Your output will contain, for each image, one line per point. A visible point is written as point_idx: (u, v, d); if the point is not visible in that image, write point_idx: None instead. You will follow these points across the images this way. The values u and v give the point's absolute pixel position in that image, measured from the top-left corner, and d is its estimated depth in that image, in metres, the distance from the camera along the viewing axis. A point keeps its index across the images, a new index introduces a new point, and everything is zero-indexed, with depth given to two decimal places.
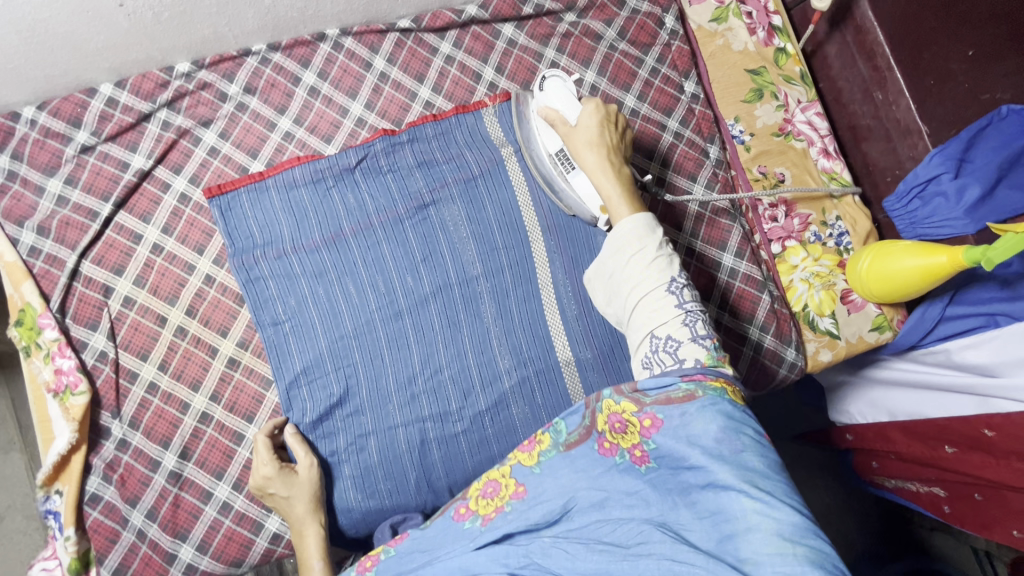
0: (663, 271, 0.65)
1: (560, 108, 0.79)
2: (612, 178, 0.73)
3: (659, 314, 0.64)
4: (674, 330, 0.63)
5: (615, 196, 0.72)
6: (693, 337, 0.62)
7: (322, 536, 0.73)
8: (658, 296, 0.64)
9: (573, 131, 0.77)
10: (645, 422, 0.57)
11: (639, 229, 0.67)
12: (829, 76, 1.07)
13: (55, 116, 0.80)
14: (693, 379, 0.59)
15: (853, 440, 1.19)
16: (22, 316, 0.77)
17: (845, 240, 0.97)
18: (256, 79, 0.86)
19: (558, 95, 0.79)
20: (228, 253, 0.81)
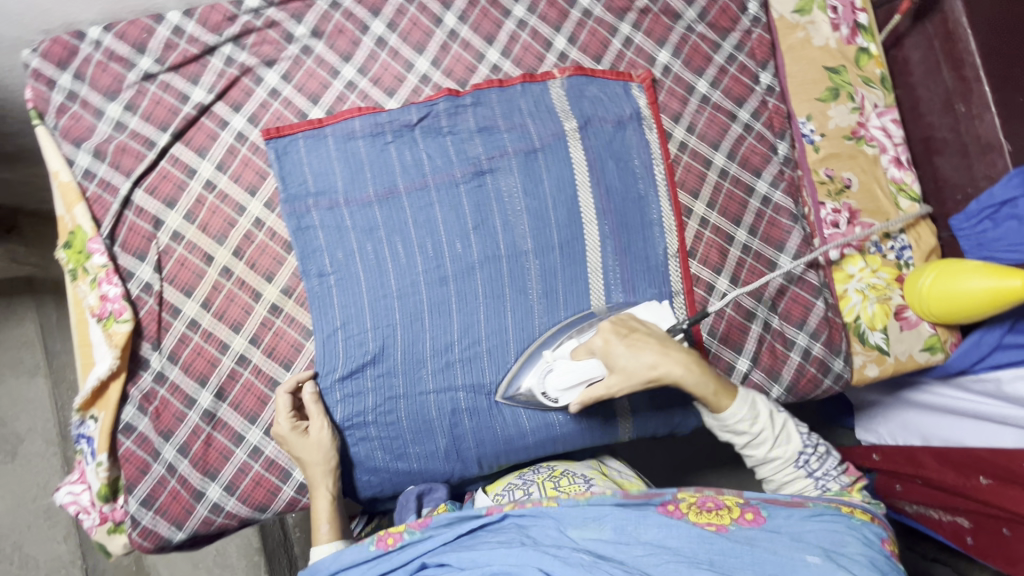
0: (790, 450, 0.76)
1: (583, 387, 0.76)
2: (687, 365, 0.74)
3: (795, 478, 0.76)
4: (809, 489, 0.75)
5: (694, 373, 0.73)
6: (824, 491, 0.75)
7: (330, 501, 0.73)
8: (789, 469, 0.76)
9: (623, 377, 0.73)
10: (747, 512, 0.63)
11: (749, 404, 0.75)
12: (908, 82, 1.01)
13: (121, 40, 0.79)
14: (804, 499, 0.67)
15: (880, 460, 1.17)
16: (72, 239, 0.76)
17: (906, 254, 0.93)
18: (325, 23, 0.83)
19: (569, 387, 0.76)
20: (281, 197, 0.79)
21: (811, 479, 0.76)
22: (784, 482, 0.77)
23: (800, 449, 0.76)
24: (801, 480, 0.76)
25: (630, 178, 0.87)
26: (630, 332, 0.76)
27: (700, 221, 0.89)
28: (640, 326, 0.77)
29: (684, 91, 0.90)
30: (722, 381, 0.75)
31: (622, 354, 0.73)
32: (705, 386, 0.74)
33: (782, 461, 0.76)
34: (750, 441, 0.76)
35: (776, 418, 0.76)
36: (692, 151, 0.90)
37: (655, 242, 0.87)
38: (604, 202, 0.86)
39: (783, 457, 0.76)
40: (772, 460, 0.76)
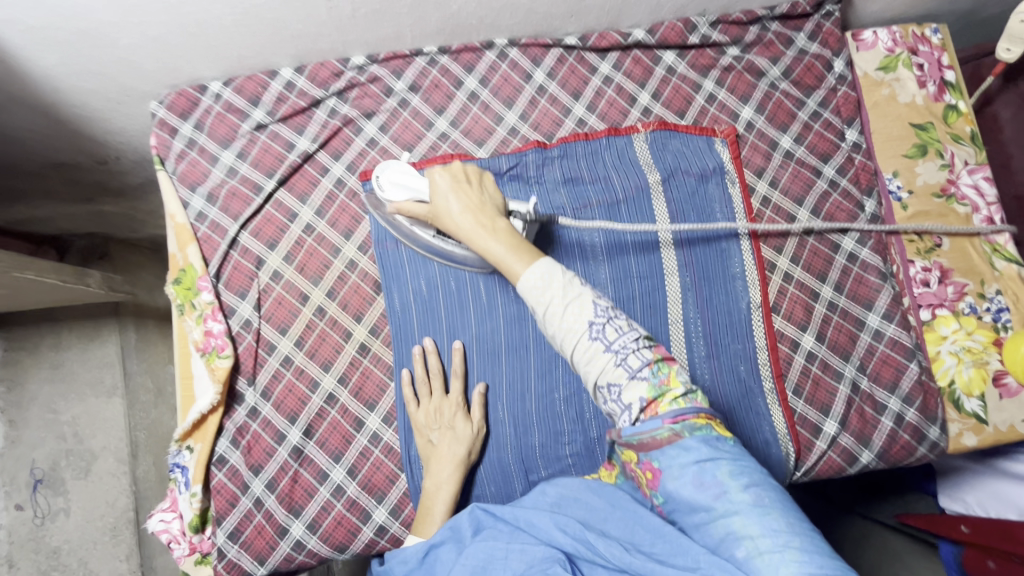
0: (581, 315, 0.58)
1: (409, 194, 0.73)
2: (496, 228, 0.66)
3: (590, 357, 0.57)
4: (610, 367, 0.57)
5: (498, 241, 0.65)
6: (630, 369, 0.56)
7: (452, 499, 0.73)
8: (584, 346, 0.58)
9: (437, 219, 0.71)
10: (648, 473, 0.57)
11: (543, 270, 0.60)
12: (998, 140, 0.99)
13: (238, 93, 0.85)
14: (676, 419, 0.54)
15: (969, 533, 1.06)
16: (182, 276, 0.81)
17: (1004, 316, 0.88)
18: (422, 78, 0.88)
19: (399, 185, 0.73)
20: (374, 239, 0.83)
21: (610, 355, 0.57)
22: (582, 365, 0.58)
23: (591, 320, 0.58)
24: (599, 359, 0.57)
25: (712, 231, 0.87)
26: (472, 181, 0.72)
27: (784, 276, 0.87)
28: (487, 186, 0.72)
29: (768, 146, 0.91)
30: (522, 246, 0.64)
31: (445, 193, 0.70)
32: (499, 251, 0.64)
33: (575, 334, 0.58)
34: (541, 316, 0.60)
35: (570, 290, 0.59)
36: (776, 206, 0.90)
37: (738, 295, 0.86)
38: (685, 253, 0.86)
39: (572, 322, 0.58)
40: (565, 332, 0.59)
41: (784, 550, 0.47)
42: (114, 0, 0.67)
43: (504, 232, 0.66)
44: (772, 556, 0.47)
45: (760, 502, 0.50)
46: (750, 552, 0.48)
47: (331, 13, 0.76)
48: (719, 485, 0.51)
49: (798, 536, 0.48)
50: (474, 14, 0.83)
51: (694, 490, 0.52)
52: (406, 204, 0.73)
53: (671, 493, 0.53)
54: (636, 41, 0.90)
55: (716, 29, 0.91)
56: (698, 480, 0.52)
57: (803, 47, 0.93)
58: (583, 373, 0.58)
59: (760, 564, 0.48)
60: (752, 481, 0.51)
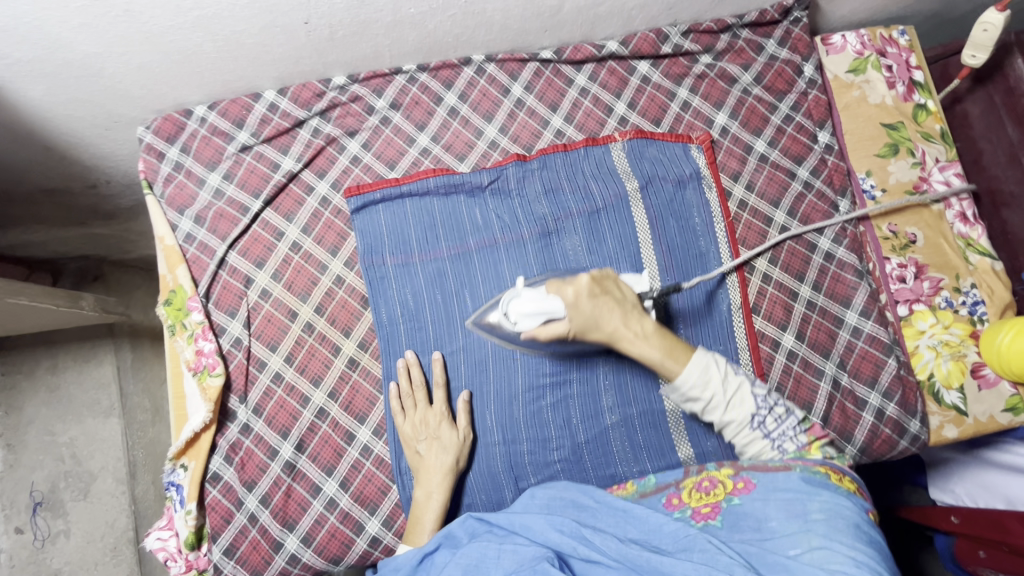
0: (743, 407, 0.66)
1: (543, 319, 0.69)
2: (642, 330, 0.67)
3: (749, 441, 0.66)
4: (767, 451, 0.66)
5: (651, 341, 0.67)
6: (783, 451, 0.65)
7: (442, 507, 0.74)
8: (742, 431, 0.67)
9: (583, 337, 0.68)
10: (738, 484, 0.64)
11: (702, 367, 0.66)
12: (969, 135, 1.01)
13: (222, 116, 0.87)
14: (796, 461, 0.64)
15: (958, 524, 1.08)
16: (172, 297, 0.83)
17: (979, 309, 0.90)
18: (402, 96, 0.90)
19: (531, 314, 0.69)
20: (359, 254, 0.84)
21: (768, 440, 0.66)
22: (742, 446, 0.67)
23: (754, 411, 0.66)
24: (756, 442, 0.66)
25: (690, 235, 0.89)
26: (603, 288, 0.69)
27: (763, 277, 0.89)
28: (617, 287, 0.70)
29: (743, 151, 0.93)
30: (675, 347, 0.67)
31: (589, 309, 0.67)
32: (650, 356, 0.67)
33: (736, 424, 0.66)
34: (704, 409, 0.67)
35: (730, 381, 0.67)
36: (753, 208, 0.92)
37: (719, 298, 0.88)
38: (665, 257, 0.88)
39: (736, 419, 0.66)
40: (729, 423, 0.67)
41: (835, 556, 0.53)
42: (97, 33, 0.68)
43: (654, 333, 0.67)
44: (821, 553, 0.54)
45: (833, 525, 0.56)
46: (802, 550, 0.55)
47: (310, 37, 0.78)
48: (805, 508, 0.58)
49: (857, 552, 0.53)
50: (450, 32, 0.85)
51: (778, 506, 0.60)
52: (542, 329, 0.69)
53: (754, 504, 0.61)
54: (610, 52, 0.92)
55: (688, 38, 0.94)
56: (789, 501, 0.59)
57: (774, 53, 0.95)
58: (739, 450, 0.68)
59: (808, 558, 0.54)
60: (840, 518, 0.57)
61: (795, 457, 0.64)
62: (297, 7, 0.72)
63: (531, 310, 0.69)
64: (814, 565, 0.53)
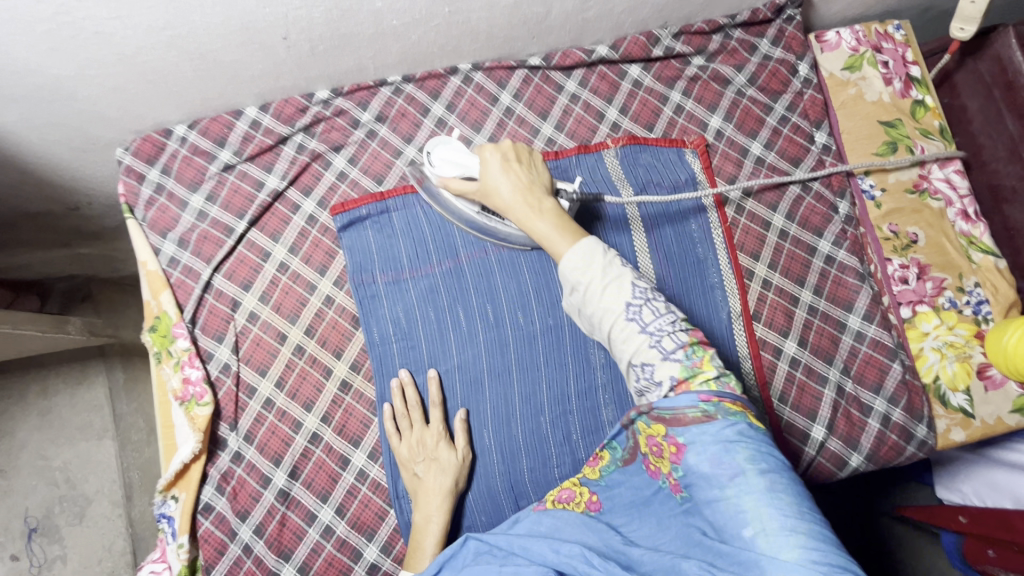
0: (620, 297, 0.57)
1: (459, 173, 0.71)
2: (539, 204, 0.65)
3: (625, 336, 0.56)
4: (646, 350, 0.55)
5: (543, 215, 0.64)
6: (664, 351, 0.55)
7: (442, 531, 0.72)
8: (619, 326, 0.57)
9: (486, 199, 0.68)
10: (671, 448, 0.53)
11: (586, 251, 0.58)
12: (969, 130, 0.98)
13: (203, 135, 0.84)
14: (710, 400, 0.52)
15: (967, 524, 1.06)
16: (157, 323, 0.81)
17: (984, 309, 0.88)
18: (388, 108, 0.87)
19: (450, 163, 0.71)
20: (349, 272, 0.82)
21: (647, 335, 0.56)
22: (618, 346, 0.57)
23: (630, 300, 0.56)
24: (635, 339, 0.56)
25: (688, 242, 0.87)
26: (522, 159, 0.68)
27: (763, 283, 0.87)
28: (537, 166, 0.69)
29: (738, 154, 0.91)
30: (567, 225, 0.63)
31: (495, 176, 0.67)
32: (540, 229, 0.63)
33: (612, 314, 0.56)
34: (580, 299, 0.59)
35: (613, 270, 0.58)
36: (750, 212, 0.89)
37: (719, 305, 0.85)
38: (663, 268, 0.85)
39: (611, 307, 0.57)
40: (607, 313, 0.57)
41: (791, 533, 0.45)
42: (67, 56, 0.66)
43: (551, 211, 0.64)
44: (779, 538, 0.45)
45: (773, 487, 0.47)
46: (756, 533, 0.46)
47: (289, 52, 0.76)
48: (735, 466, 0.48)
49: (807, 522, 0.45)
50: (435, 42, 0.82)
51: (711, 468, 0.49)
52: (456, 182, 0.71)
53: (691, 469, 0.51)
54: (600, 57, 0.90)
55: (679, 41, 0.91)
56: (716, 458, 0.49)
57: (767, 53, 0.93)
58: (618, 353, 0.58)
59: (764, 544, 0.45)
60: (773, 468, 0.48)
61: (686, 374, 0.54)
62: (274, 23, 0.69)
63: (446, 167, 0.72)
64: (776, 555, 0.44)
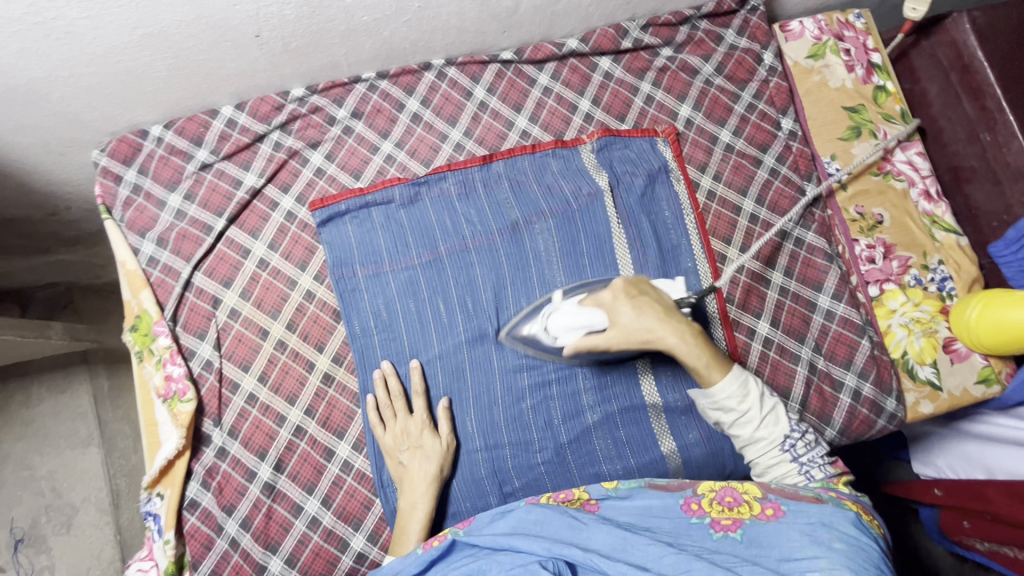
0: (776, 427, 0.70)
1: (582, 331, 0.73)
2: (686, 332, 0.71)
3: (777, 462, 0.70)
4: (794, 475, 0.69)
5: (693, 346, 0.71)
6: (811, 477, 0.68)
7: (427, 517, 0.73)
8: (772, 453, 0.70)
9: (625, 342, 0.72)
10: (767, 509, 0.60)
11: (739, 385, 0.71)
12: (929, 114, 1.01)
13: (179, 135, 0.85)
14: (830, 493, 0.64)
15: (941, 496, 1.09)
16: (138, 322, 0.81)
17: (948, 285, 0.92)
18: (364, 104, 0.89)
19: (571, 328, 0.73)
20: (329, 266, 0.83)
21: (795, 463, 0.70)
22: (767, 467, 0.71)
23: (785, 434, 0.70)
24: (783, 462, 0.70)
25: (662, 229, 0.89)
26: (638, 290, 0.73)
27: (735, 266, 0.90)
28: (649, 289, 0.74)
29: (708, 141, 0.93)
30: (717, 358, 0.72)
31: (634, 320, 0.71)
32: (694, 358, 0.70)
33: (767, 442, 0.70)
34: (733, 424, 0.72)
35: (765, 402, 0.72)
36: (721, 199, 0.92)
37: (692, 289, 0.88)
38: (638, 255, 0.88)
39: (768, 438, 0.70)
40: (759, 440, 0.71)
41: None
42: (38, 57, 0.66)
43: (694, 335, 0.71)
44: None
45: (853, 556, 0.53)
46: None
47: (263, 50, 0.77)
48: (826, 539, 0.55)
49: None
50: (407, 38, 0.83)
51: (800, 532, 0.56)
52: (585, 339, 0.73)
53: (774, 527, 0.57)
54: (570, 50, 0.92)
55: (647, 32, 0.94)
56: (809, 532, 0.56)
57: (733, 43, 0.96)
58: (764, 471, 0.71)
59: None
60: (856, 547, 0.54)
61: (823, 486, 0.67)
62: (246, 20, 0.70)
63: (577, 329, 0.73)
64: None
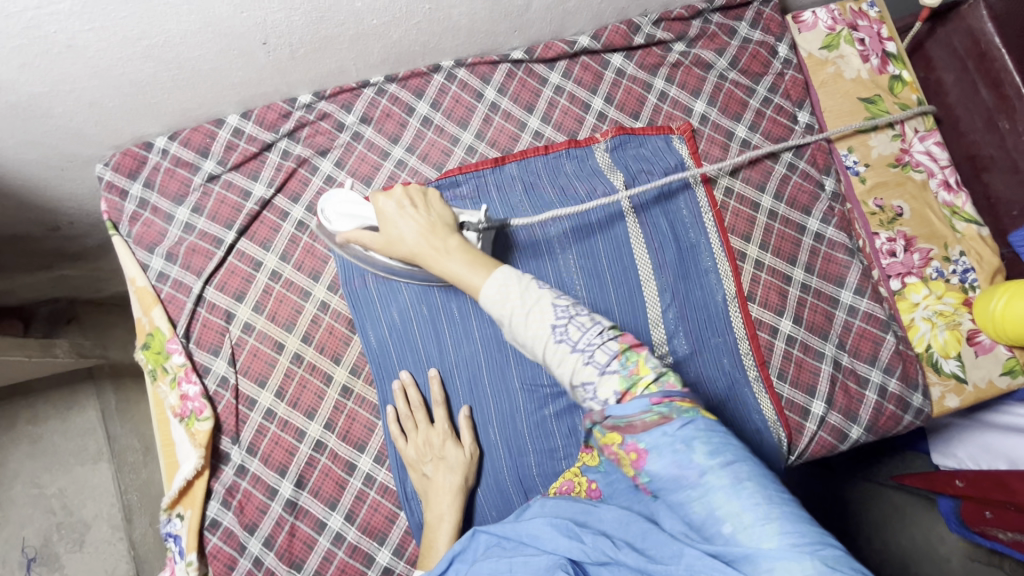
0: (542, 318, 0.53)
1: (354, 223, 0.71)
2: (447, 244, 0.61)
3: (562, 364, 0.53)
4: (580, 369, 0.52)
5: (452, 256, 0.60)
6: (599, 366, 0.52)
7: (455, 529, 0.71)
8: (552, 351, 0.53)
9: (392, 248, 0.65)
10: (631, 457, 0.50)
11: (500, 280, 0.55)
12: (944, 103, 1.01)
13: (185, 147, 0.83)
14: (662, 399, 0.49)
15: (962, 487, 1.08)
16: (149, 340, 0.79)
17: (971, 277, 0.90)
18: (373, 109, 0.86)
19: (346, 216, 0.72)
20: (341, 277, 0.81)
21: (578, 355, 0.52)
22: (554, 370, 0.53)
23: (552, 327, 0.53)
24: (569, 363, 0.52)
25: (680, 228, 0.88)
26: (416, 202, 0.66)
27: (755, 264, 0.88)
28: (435, 205, 0.67)
29: (724, 137, 0.92)
30: (478, 258, 0.59)
31: (395, 226, 0.64)
32: (451, 264, 0.60)
33: (539, 344, 0.53)
34: (506, 330, 0.54)
35: (530, 293, 0.54)
36: (738, 194, 0.90)
37: (713, 289, 0.86)
38: (656, 255, 0.86)
39: (537, 337, 0.53)
40: (532, 343, 0.53)
41: (766, 523, 0.42)
42: (40, 72, 0.64)
43: (458, 249, 0.61)
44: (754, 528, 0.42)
45: (742, 477, 0.45)
46: (734, 529, 0.43)
47: (270, 57, 0.75)
48: (694, 464, 0.46)
49: (778, 508, 0.43)
50: (416, 40, 0.81)
51: (672, 467, 0.47)
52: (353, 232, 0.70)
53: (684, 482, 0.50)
54: (582, 47, 0.90)
55: (660, 27, 0.92)
56: (679, 462, 0.46)
57: (746, 36, 0.94)
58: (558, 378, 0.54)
59: (743, 538, 0.42)
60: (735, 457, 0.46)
61: (627, 388, 0.51)
62: (253, 28, 0.68)
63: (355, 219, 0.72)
64: (757, 548, 0.41)
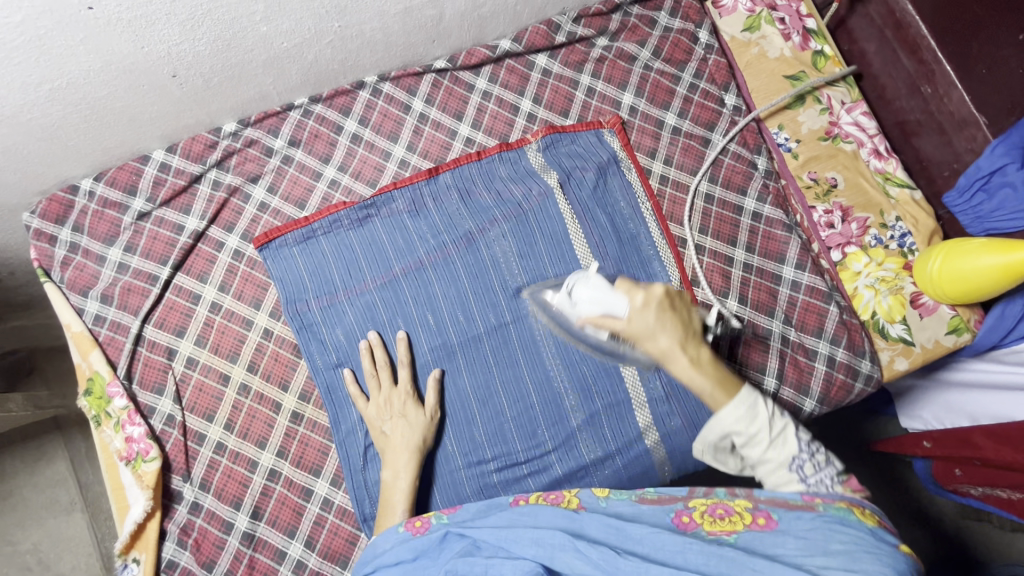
0: (785, 449, 0.58)
1: (599, 311, 0.67)
2: (698, 357, 0.60)
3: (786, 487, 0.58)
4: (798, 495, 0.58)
5: (704, 369, 0.59)
6: (805, 479, 0.58)
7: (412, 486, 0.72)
8: (779, 475, 0.59)
9: (633, 338, 0.62)
10: (759, 519, 0.55)
11: (752, 410, 0.58)
12: (870, 73, 1.02)
13: (111, 187, 0.82)
14: (815, 497, 0.56)
15: (930, 448, 1.06)
16: (90, 385, 0.78)
17: (908, 241, 0.92)
18: (300, 131, 0.86)
19: (591, 302, 0.69)
20: (282, 304, 0.80)
21: (796, 480, 0.58)
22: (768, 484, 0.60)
23: (796, 454, 0.58)
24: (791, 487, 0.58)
25: (620, 220, 0.88)
26: (676, 306, 0.62)
27: (696, 249, 0.89)
28: (687, 308, 0.63)
29: (654, 126, 0.93)
30: (727, 380, 0.59)
31: (650, 322, 0.61)
32: (697, 384, 0.59)
33: (776, 465, 0.58)
34: (743, 444, 0.59)
35: (776, 422, 0.59)
36: (675, 182, 0.91)
37: (657, 277, 0.87)
38: (600, 250, 0.86)
39: (777, 462, 0.58)
40: (767, 462, 0.59)
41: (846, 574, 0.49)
42: None
43: (710, 362, 0.60)
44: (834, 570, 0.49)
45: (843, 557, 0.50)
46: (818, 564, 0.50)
47: (184, 89, 0.74)
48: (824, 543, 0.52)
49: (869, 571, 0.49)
50: (333, 59, 0.81)
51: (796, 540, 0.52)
52: (597, 318, 0.67)
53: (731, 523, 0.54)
54: (504, 51, 0.90)
55: (580, 24, 0.93)
56: (806, 537, 0.52)
57: (666, 25, 0.95)
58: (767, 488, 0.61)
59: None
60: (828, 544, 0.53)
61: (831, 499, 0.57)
62: (158, 62, 0.67)
63: (595, 307, 0.68)
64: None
